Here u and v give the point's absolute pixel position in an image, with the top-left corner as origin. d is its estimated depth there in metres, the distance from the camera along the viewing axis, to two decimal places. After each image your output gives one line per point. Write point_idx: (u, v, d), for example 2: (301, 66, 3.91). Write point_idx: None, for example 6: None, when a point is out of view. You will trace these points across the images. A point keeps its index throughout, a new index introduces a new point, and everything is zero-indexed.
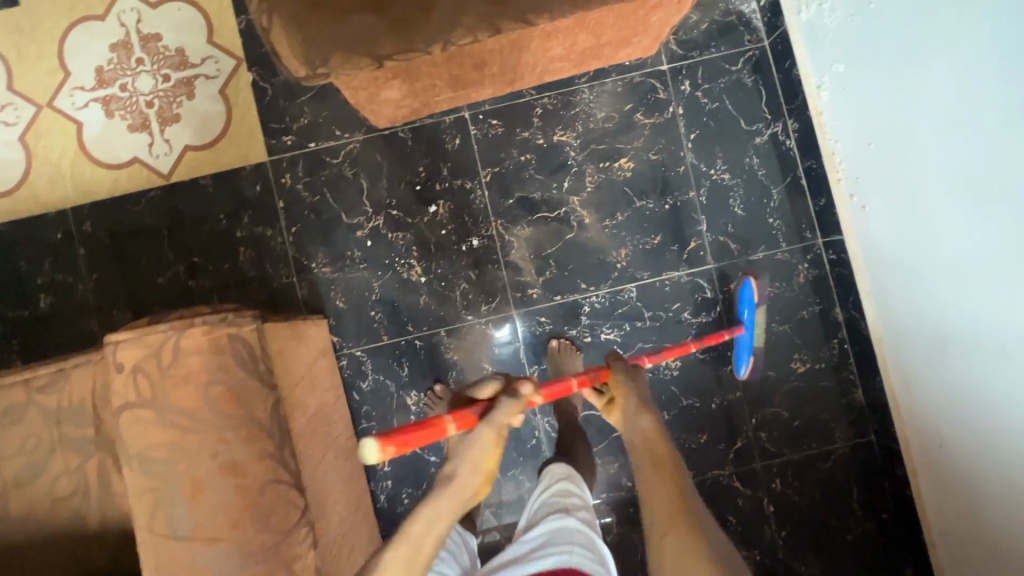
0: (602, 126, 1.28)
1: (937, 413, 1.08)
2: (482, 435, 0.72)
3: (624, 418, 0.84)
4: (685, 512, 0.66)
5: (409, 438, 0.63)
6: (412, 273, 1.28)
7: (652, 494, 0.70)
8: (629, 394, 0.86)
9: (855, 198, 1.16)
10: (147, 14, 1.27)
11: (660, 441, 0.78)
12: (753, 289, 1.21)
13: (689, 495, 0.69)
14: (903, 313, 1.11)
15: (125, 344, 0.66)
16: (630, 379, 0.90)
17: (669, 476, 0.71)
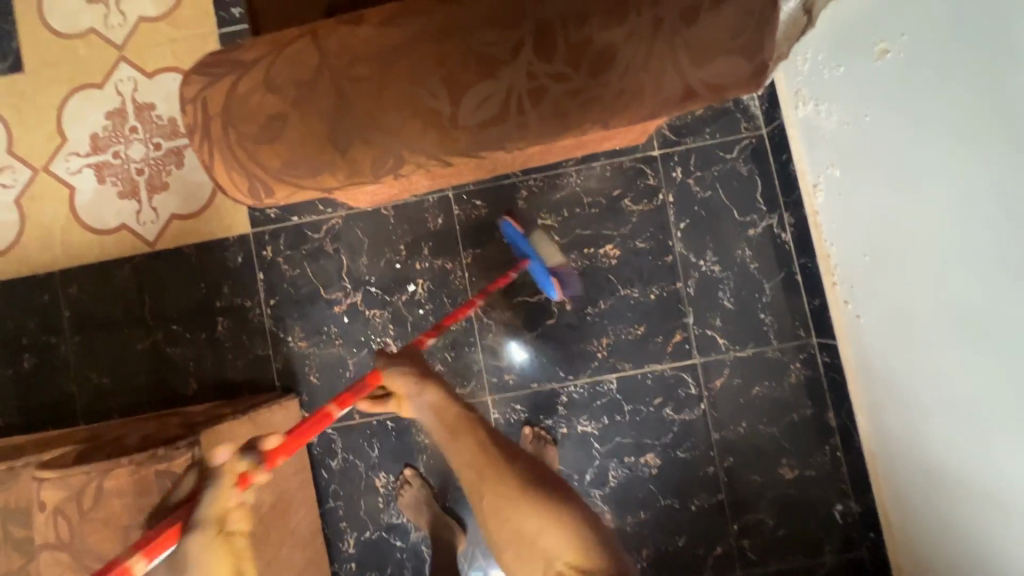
0: (588, 211, 1.24)
1: (931, 546, 1.00)
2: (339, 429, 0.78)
3: (413, 405, 0.80)
4: (490, 462, 0.75)
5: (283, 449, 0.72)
6: (387, 351, 1.26)
7: (455, 458, 0.77)
8: (406, 377, 0.80)
9: (850, 305, 1.09)
10: (143, 84, 1.30)
11: (447, 407, 0.79)
12: (511, 225, 1.16)
13: (487, 448, 0.76)
14: (896, 435, 1.04)
15: (47, 482, 0.64)
16: (393, 366, 0.82)
17: (467, 438, 0.77)
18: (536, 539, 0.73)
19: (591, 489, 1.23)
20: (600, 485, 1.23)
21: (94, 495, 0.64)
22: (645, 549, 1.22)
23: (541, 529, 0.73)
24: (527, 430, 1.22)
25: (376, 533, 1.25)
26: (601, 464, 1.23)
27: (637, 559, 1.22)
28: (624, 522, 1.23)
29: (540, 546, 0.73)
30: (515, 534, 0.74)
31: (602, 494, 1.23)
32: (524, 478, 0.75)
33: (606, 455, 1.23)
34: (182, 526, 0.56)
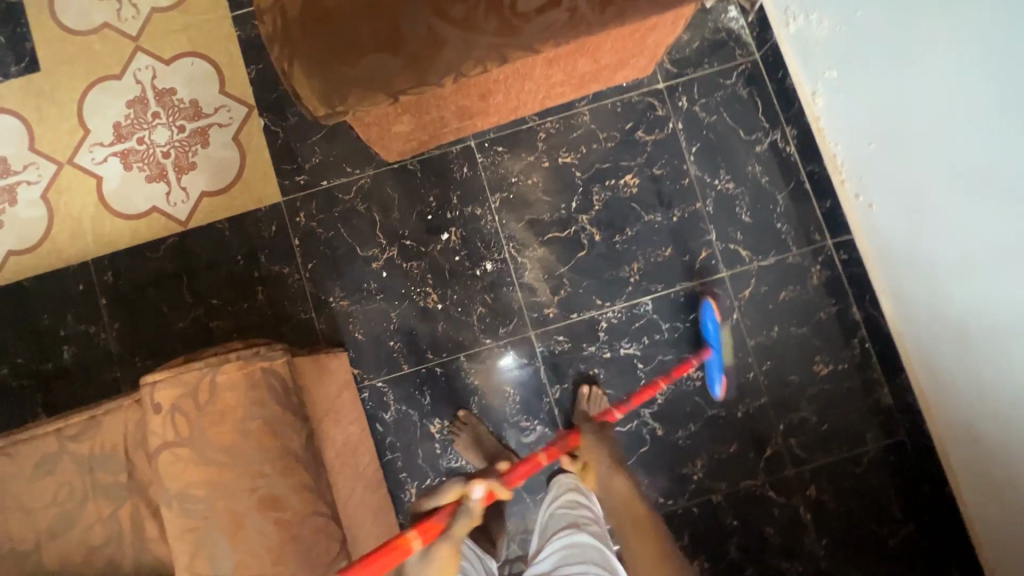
0: (604, 146, 1.31)
1: (969, 409, 1.06)
2: (442, 552, 0.76)
3: (601, 485, 1.06)
4: (663, 569, 0.93)
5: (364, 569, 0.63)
6: (429, 300, 1.29)
7: (634, 551, 0.96)
8: (602, 458, 1.09)
9: (861, 198, 1.18)
10: (161, 70, 1.33)
11: (635, 503, 1.03)
12: (714, 309, 1.23)
13: (665, 556, 0.96)
14: (921, 309, 1.11)
15: (162, 384, 0.69)
16: (598, 445, 1.11)
17: (653, 546, 0.96)
18: None
19: (641, 409, 1.28)
20: (648, 404, 1.28)
21: (209, 390, 0.68)
22: (699, 460, 1.27)
23: None
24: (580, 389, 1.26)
25: (437, 480, 1.26)
26: (647, 383, 1.28)
27: (692, 470, 1.27)
28: (676, 436, 1.28)
29: None
30: None
31: (652, 413, 1.28)
32: (682, 572, 0.94)
33: (651, 374, 1.28)
34: (442, 526, 0.75)
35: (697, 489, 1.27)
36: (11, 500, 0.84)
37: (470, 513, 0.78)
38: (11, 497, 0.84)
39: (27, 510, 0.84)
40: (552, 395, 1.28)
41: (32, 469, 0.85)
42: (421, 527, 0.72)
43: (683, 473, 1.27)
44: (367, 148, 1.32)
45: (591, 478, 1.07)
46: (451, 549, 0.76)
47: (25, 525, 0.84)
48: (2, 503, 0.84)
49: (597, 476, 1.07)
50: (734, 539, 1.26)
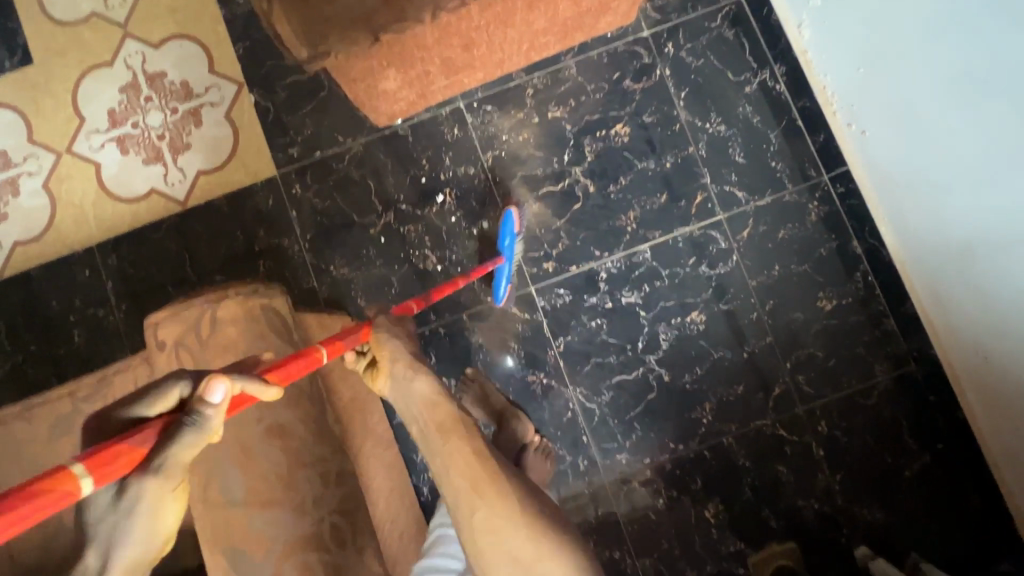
0: (593, 97, 1.31)
1: (973, 323, 1.07)
2: (150, 485, 0.50)
3: (394, 385, 0.87)
4: (486, 477, 0.81)
5: (4, 519, 0.39)
6: (428, 263, 1.30)
7: (449, 460, 0.82)
8: (397, 362, 0.86)
9: (853, 126, 1.20)
10: (152, 55, 1.35)
11: (443, 405, 0.85)
12: (513, 218, 1.23)
13: (483, 458, 0.83)
14: (920, 228, 1.13)
15: (166, 322, 0.73)
16: (392, 342, 0.87)
17: (459, 444, 0.83)
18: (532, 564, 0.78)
19: (646, 356, 1.28)
20: (653, 350, 1.28)
21: (211, 325, 0.74)
22: (707, 403, 1.27)
23: (536, 555, 0.78)
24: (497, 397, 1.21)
25: None
26: (650, 330, 1.28)
27: (701, 414, 1.27)
28: (683, 381, 1.27)
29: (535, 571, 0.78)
30: (509, 556, 0.78)
31: (657, 359, 1.28)
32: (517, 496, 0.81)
33: (654, 320, 1.28)
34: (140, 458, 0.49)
35: (707, 432, 1.27)
36: (30, 462, 0.86)
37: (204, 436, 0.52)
38: (31, 459, 0.86)
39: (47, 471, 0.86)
40: (556, 346, 1.29)
41: (49, 431, 0.87)
42: (106, 448, 0.47)
43: (692, 417, 1.27)
44: (358, 116, 1.33)
45: (384, 382, 0.88)
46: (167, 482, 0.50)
47: None
48: (23, 466, 0.86)
49: (392, 378, 0.87)
50: (748, 479, 1.26)
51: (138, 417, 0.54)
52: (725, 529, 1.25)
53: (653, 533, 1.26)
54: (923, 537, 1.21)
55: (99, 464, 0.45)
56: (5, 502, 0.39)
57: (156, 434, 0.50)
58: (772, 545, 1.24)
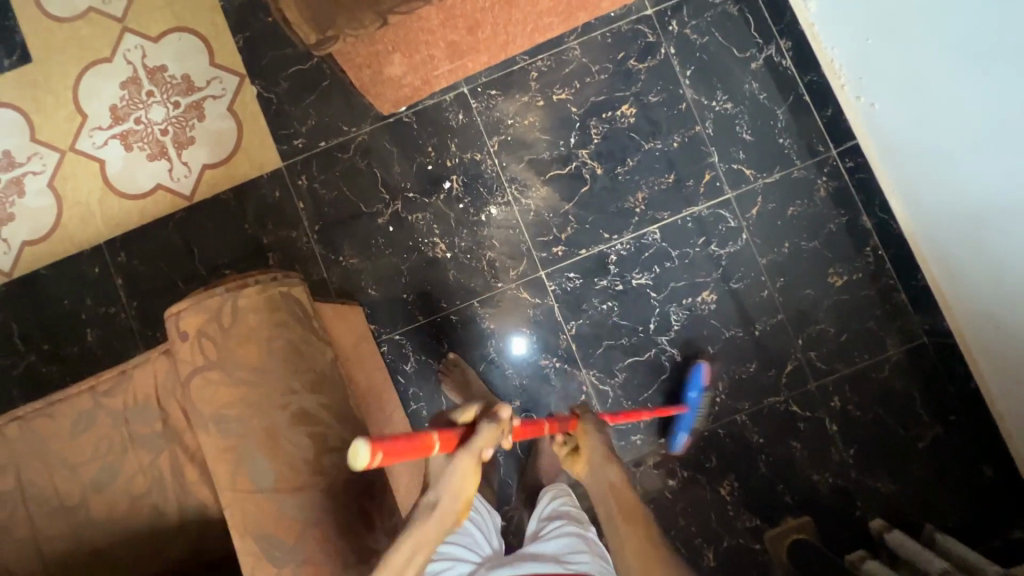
0: (598, 78, 1.30)
1: (982, 291, 1.08)
2: (460, 467, 0.62)
3: (590, 471, 0.94)
4: (658, 561, 0.81)
5: (400, 447, 0.49)
6: (437, 250, 1.30)
7: (625, 544, 0.83)
8: (596, 435, 0.97)
9: (862, 99, 1.20)
10: (151, 49, 1.34)
11: (625, 491, 0.90)
12: (703, 373, 1.26)
13: (655, 540, 0.83)
14: (930, 199, 1.13)
15: (187, 313, 0.76)
16: (597, 432, 0.97)
17: (638, 527, 0.85)
18: None
19: (658, 337, 1.28)
20: (665, 331, 1.28)
21: (231, 314, 0.75)
22: (720, 382, 1.28)
23: None
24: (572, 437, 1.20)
25: None
26: (661, 311, 1.28)
27: (714, 393, 1.28)
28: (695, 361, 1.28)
29: None
30: None
31: (669, 340, 1.28)
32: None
33: (665, 301, 1.28)
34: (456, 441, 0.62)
35: (721, 410, 1.28)
36: (54, 457, 0.87)
37: (495, 433, 0.64)
38: (54, 454, 0.87)
39: (71, 466, 0.87)
40: (567, 330, 1.29)
41: (71, 427, 0.87)
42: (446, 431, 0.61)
43: (706, 396, 1.28)
44: (362, 104, 1.32)
45: (581, 468, 0.96)
46: (472, 463, 0.62)
47: (70, 481, 0.87)
48: (47, 462, 0.87)
49: (588, 464, 0.94)
50: (762, 456, 1.27)
51: (451, 419, 0.69)
52: (741, 505, 1.26)
53: (670, 512, 1.27)
54: (938, 508, 1.22)
55: (450, 439, 0.59)
56: (403, 436, 0.50)
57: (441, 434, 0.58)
58: (788, 519, 1.25)
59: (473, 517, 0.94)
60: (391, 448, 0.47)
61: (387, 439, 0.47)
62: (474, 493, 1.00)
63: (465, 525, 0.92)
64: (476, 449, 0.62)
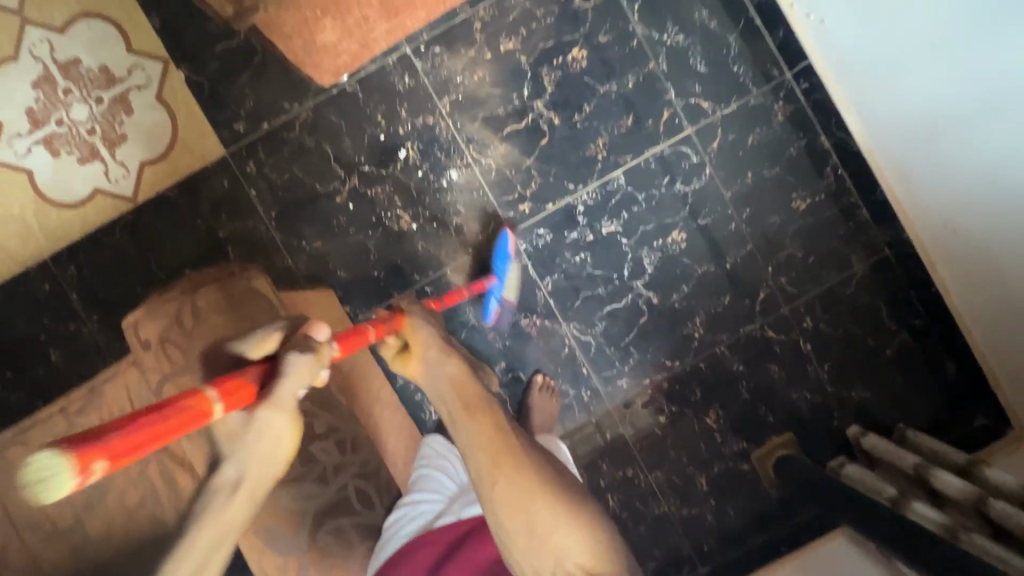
0: (544, 23, 1.25)
1: (940, 199, 1.11)
2: (263, 417, 0.58)
3: (424, 367, 0.85)
4: (504, 447, 0.73)
5: (131, 441, 0.45)
6: (402, 223, 1.27)
7: (466, 433, 0.75)
8: (433, 342, 0.86)
9: (812, 16, 1.18)
10: (58, 41, 1.23)
11: (467, 380, 0.81)
12: (508, 239, 1.23)
13: (504, 430, 0.75)
14: (883, 113, 1.14)
15: (144, 323, 0.79)
16: (426, 324, 0.89)
17: (484, 417, 0.76)
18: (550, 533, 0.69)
19: (633, 282, 1.29)
20: (639, 276, 1.29)
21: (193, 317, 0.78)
22: (697, 317, 1.30)
23: (553, 525, 0.69)
24: (536, 378, 1.28)
25: None
26: (634, 256, 1.29)
27: (693, 328, 1.31)
28: (672, 300, 1.30)
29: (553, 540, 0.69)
30: (527, 526, 0.69)
31: (644, 284, 1.29)
32: (534, 455, 0.74)
33: (637, 246, 1.29)
34: (250, 395, 0.58)
35: (700, 345, 1.31)
36: None
37: (317, 359, 0.63)
38: None
39: None
40: (543, 288, 1.29)
41: (51, 450, 0.86)
42: (234, 380, 0.57)
43: (685, 333, 1.31)
44: (299, 77, 1.24)
45: (413, 366, 0.86)
46: (284, 412, 0.59)
47: (58, 503, 0.85)
48: None
49: (422, 359, 0.85)
50: (744, 383, 1.31)
51: (237, 355, 0.68)
52: (727, 431, 1.31)
53: (661, 447, 1.32)
54: (907, 408, 1.30)
55: (228, 395, 0.55)
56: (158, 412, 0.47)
57: (259, 374, 0.60)
58: (772, 438, 1.31)
59: (446, 466, 0.97)
60: (104, 454, 0.43)
61: (103, 442, 0.43)
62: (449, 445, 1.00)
63: (429, 473, 0.95)
64: (286, 395, 0.59)
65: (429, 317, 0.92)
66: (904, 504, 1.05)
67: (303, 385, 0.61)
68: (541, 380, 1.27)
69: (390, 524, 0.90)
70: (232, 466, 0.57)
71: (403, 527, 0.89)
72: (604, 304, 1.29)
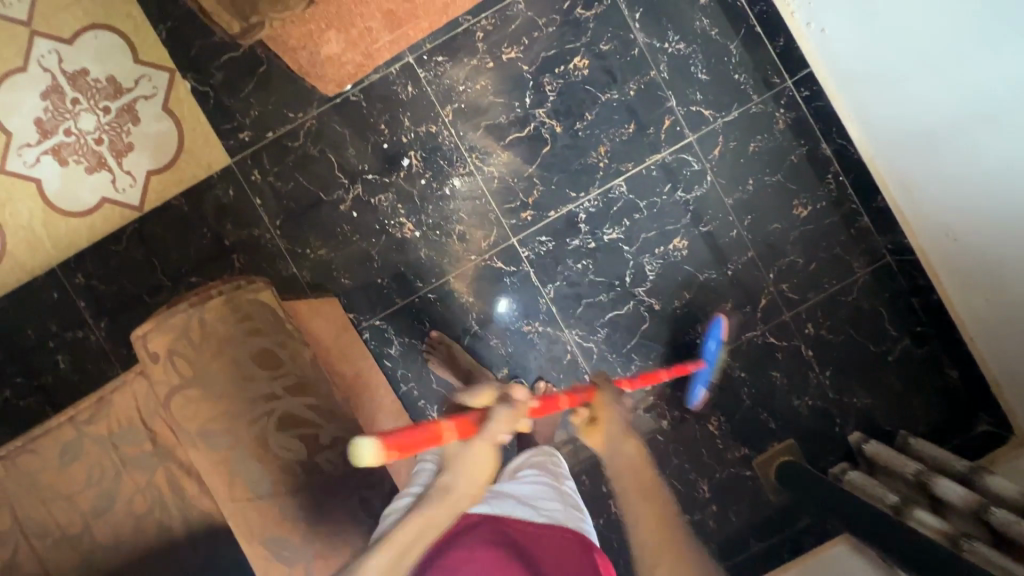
0: (546, 32, 1.26)
1: (939, 207, 1.11)
2: (474, 452, 0.65)
3: (607, 445, 0.84)
4: (673, 530, 0.74)
5: (408, 440, 0.52)
6: (405, 231, 1.28)
7: (635, 511, 0.75)
8: (611, 409, 0.88)
9: (813, 25, 1.20)
10: (66, 52, 1.24)
11: (646, 467, 0.80)
12: (722, 327, 1.30)
13: (671, 517, 0.75)
14: (883, 121, 1.15)
15: (152, 335, 0.80)
16: (609, 395, 0.90)
17: (654, 502, 0.76)
18: None
19: (635, 289, 1.30)
20: (641, 283, 1.30)
21: (199, 329, 0.80)
22: (699, 324, 1.31)
23: None
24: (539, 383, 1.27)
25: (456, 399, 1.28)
26: (635, 263, 1.29)
27: (695, 335, 1.31)
28: (673, 307, 1.30)
29: None
30: None
31: (646, 291, 1.30)
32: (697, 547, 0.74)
33: (638, 253, 1.29)
34: (473, 428, 0.64)
35: (702, 351, 1.32)
36: (48, 490, 0.87)
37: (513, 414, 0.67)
38: (47, 488, 0.87)
39: (66, 497, 0.87)
40: (546, 294, 1.30)
41: (59, 459, 0.87)
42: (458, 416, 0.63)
43: (686, 340, 1.31)
44: (303, 87, 1.26)
45: (593, 437, 0.86)
46: (487, 447, 0.64)
47: (67, 511, 0.86)
48: (41, 496, 0.87)
49: (605, 433, 0.85)
50: (745, 389, 1.32)
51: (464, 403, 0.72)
52: (728, 438, 1.32)
53: (663, 453, 1.32)
54: (908, 414, 1.30)
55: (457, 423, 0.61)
56: (411, 430, 0.54)
57: (482, 415, 0.66)
58: (774, 444, 1.32)
59: None
60: (396, 445, 0.51)
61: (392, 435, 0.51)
62: None
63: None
64: (492, 433, 0.65)
65: (620, 403, 0.90)
66: (906, 512, 1.05)
67: (504, 432, 0.66)
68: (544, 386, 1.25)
69: (383, 512, 0.83)
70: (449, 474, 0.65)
71: (397, 513, 0.82)
72: (605, 311, 1.30)
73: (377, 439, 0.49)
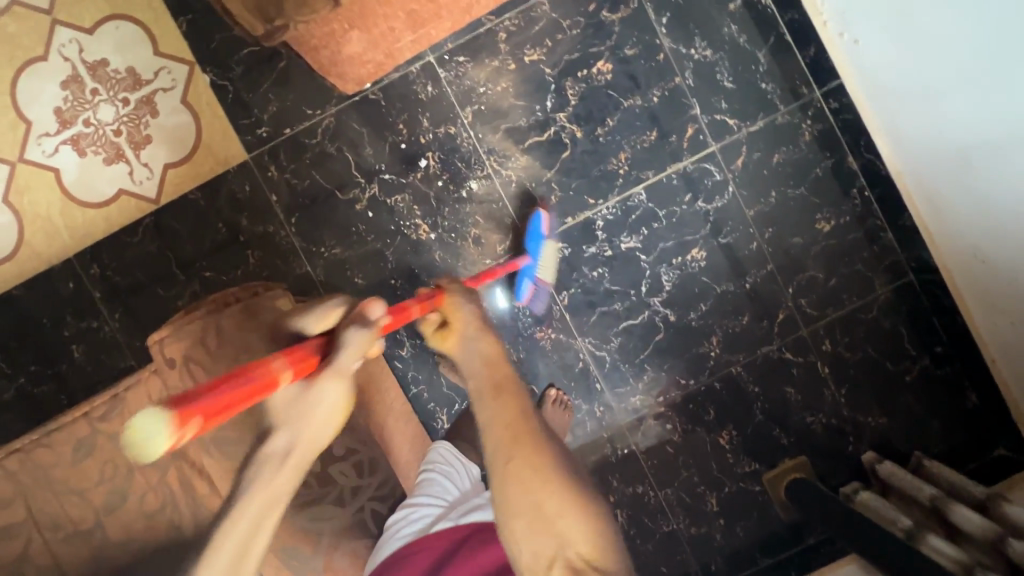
0: (570, 34, 1.23)
1: (969, 228, 1.08)
2: (330, 392, 0.56)
3: (461, 344, 0.76)
4: (526, 433, 0.68)
5: (215, 402, 0.43)
6: (421, 232, 1.27)
7: (487, 414, 0.68)
8: (473, 320, 0.78)
9: (845, 35, 1.15)
10: (87, 42, 1.24)
11: (501, 363, 0.73)
12: (542, 220, 1.24)
13: (530, 417, 0.70)
14: (915, 137, 1.11)
15: (168, 341, 0.81)
16: (467, 301, 0.80)
17: (511, 398, 0.70)
18: (556, 519, 0.65)
19: (650, 299, 1.28)
20: (657, 293, 1.28)
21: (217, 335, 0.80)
22: (714, 336, 1.29)
23: (562, 513, 0.66)
24: (550, 392, 1.27)
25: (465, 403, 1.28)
26: (652, 273, 1.28)
27: (709, 348, 1.30)
28: (688, 318, 1.29)
29: (557, 527, 0.65)
30: (532, 511, 0.65)
31: (661, 301, 1.28)
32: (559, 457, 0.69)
33: (655, 263, 1.27)
34: (315, 364, 0.57)
35: (716, 364, 1.30)
36: (62, 484, 0.87)
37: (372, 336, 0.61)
38: (61, 482, 0.87)
39: (79, 492, 0.87)
40: (559, 301, 1.29)
41: (74, 454, 0.87)
42: (296, 352, 0.56)
43: (700, 352, 1.30)
44: (323, 84, 1.25)
45: (450, 342, 0.77)
46: (343, 381, 0.57)
47: (80, 505, 0.87)
48: (55, 490, 0.87)
49: (461, 334, 0.76)
50: (759, 404, 1.30)
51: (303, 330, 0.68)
52: (739, 452, 1.30)
53: (672, 465, 1.31)
54: (924, 436, 1.28)
55: (292, 367, 0.53)
56: (217, 384, 0.45)
57: (319, 347, 0.59)
58: (784, 460, 1.30)
59: (446, 470, 0.96)
60: (195, 415, 0.41)
61: (195, 401, 0.42)
62: (453, 449, 1.00)
63: (432, 477, 0.94)
64: (343, 364, 0.57)
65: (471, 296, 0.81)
66: (921, 538, 1.03)
67: (360, 358, 0.59)
68: (555, 394, 1.25)
69: (392, 525, 0.90)
70: (285, 437, 0.55)
71: (401, 528, 0.89)
72: (619, 319, 1.29)
73: (168, 414, 0.39)
